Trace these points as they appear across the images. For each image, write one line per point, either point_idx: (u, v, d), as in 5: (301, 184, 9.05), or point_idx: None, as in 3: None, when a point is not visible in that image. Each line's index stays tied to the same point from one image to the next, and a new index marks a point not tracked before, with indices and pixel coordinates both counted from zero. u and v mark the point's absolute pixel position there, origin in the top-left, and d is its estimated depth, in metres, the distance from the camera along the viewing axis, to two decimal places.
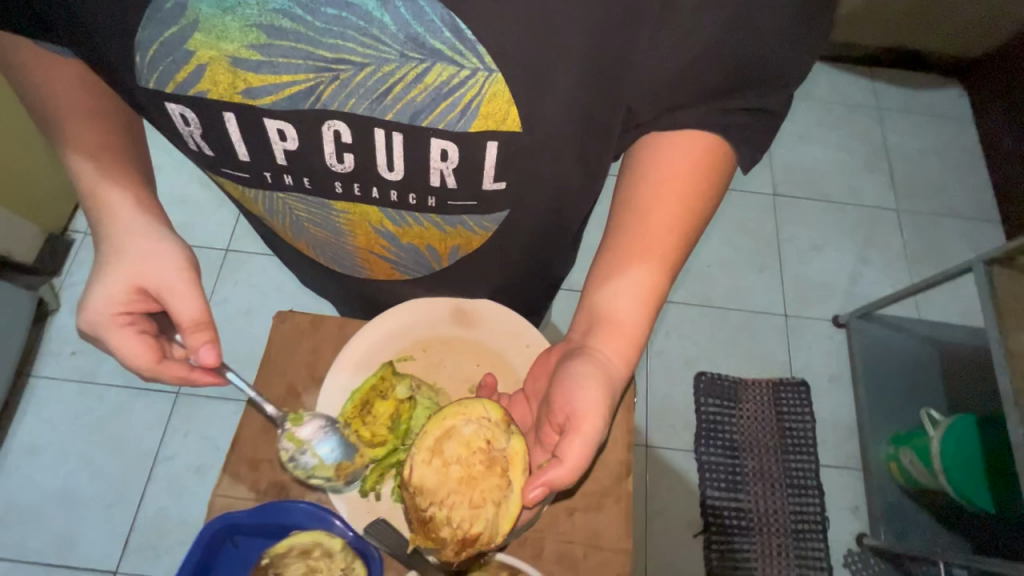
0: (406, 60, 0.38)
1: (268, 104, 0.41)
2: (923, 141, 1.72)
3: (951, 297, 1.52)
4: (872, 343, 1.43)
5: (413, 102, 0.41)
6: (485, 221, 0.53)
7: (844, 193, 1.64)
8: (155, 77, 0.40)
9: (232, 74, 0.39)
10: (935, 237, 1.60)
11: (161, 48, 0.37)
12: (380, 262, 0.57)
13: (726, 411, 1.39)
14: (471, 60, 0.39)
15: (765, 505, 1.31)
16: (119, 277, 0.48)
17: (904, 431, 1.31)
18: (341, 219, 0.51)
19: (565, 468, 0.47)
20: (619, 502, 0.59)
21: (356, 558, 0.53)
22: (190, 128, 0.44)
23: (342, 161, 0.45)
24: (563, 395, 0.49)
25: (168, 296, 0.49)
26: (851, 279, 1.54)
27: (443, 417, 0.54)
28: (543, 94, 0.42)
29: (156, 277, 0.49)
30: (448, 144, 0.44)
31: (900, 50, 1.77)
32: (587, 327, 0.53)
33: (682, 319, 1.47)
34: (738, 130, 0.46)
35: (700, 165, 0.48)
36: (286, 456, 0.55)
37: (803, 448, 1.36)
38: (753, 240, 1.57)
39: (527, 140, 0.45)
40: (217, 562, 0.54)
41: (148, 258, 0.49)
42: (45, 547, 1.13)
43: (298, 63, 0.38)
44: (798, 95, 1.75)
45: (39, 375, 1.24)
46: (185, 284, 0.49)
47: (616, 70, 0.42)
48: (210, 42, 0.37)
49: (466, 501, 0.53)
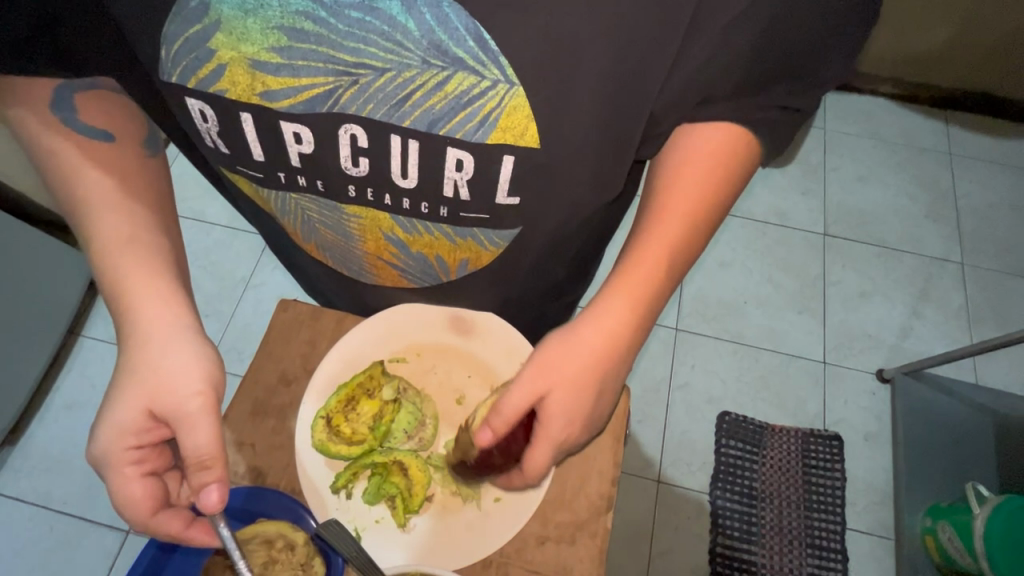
0: (427, 67, 0.38)
1: (285, 108, 0.42)
2: (995, 194, 1.59)
3: (1012, 365, 1.40)
4: (918, 404, 1.32)
5: (431, 110, 0.41)
6: (496, 236, 0.52)
7: (901, 240, 1.54)
8: (177, 72, 0.41)
9: (252, 75, 0.40)
10: (1001, 298, 1.47)
11: (185, 44, 0.39)
12: (388, 267, 0.57)
13: (747, 456, 1.31)
14: (493, 72, 0.38)
15: (778, 562, 1.23)
16: (137, 401, 0.43)
17: (944, 503, 1.21)
18: (352, 224, 0.52)
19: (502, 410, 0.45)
20: (594, 537, 0.57)
21: (317, 554, 0.53)
22: (208, 125, 0.45)
23: (357, 165, 0.46)
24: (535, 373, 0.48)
25: (180, 426, 0.43)
26: (900, 332, 1.44)
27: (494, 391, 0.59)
28: (561, 112, 0.41)
29: (167, 401, 0.43)
30: (463, 154, 0.44)
31: (981, 93, 1.65)
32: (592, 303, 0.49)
33: (710, 353, 1.41)
34: (769, 130, 0.44)
35: (717, 165, 0.46)
36: (324, 423, 0.57)
37: (828, 508, 1.27)
38: (796, 280, 1.49)
39: (542, 158, 0.44)
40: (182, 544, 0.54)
41: (147, 378, 0.43)
42: (68, 498, 1.20)
43: (318, 66, 0.39)
44: (861, 132, 1.66)
45: (86, 335, 1.32)
46: (196, 414, 0.43)
47: (638, 82, 0.41)
48: (231, 43, 0.38)
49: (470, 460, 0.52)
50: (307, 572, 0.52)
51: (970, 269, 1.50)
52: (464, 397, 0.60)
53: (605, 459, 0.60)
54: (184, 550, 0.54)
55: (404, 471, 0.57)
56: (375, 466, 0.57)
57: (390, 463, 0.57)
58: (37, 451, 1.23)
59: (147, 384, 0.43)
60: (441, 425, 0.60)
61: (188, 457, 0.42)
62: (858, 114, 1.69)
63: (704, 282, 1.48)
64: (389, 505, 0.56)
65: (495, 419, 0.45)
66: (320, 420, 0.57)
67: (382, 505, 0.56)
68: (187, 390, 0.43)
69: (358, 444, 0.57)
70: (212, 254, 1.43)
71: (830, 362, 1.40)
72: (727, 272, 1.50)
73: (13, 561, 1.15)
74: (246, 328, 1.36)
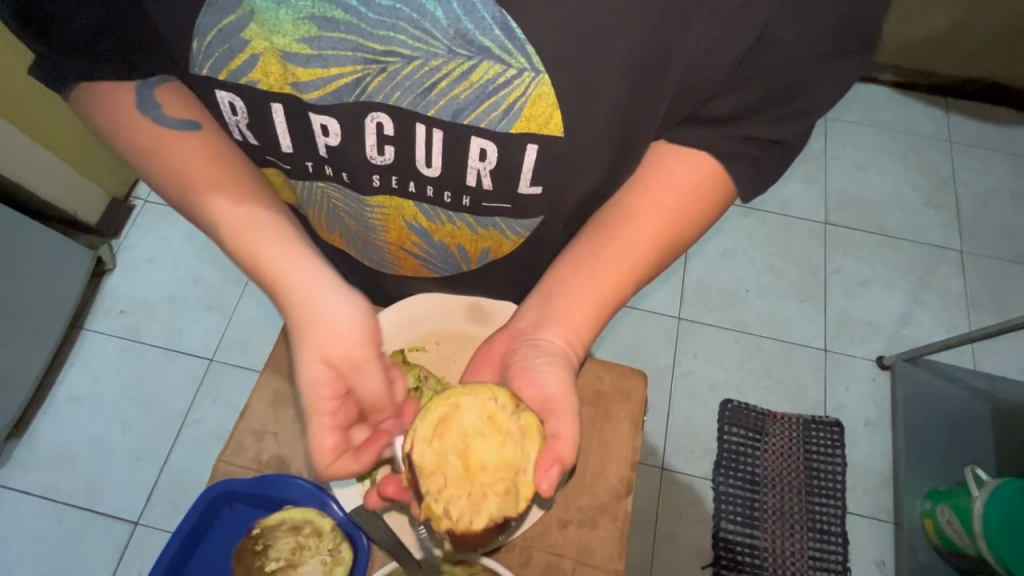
0: (453, 56, 0.38)
1: (314, 99, 0.42)
2: (995, 181, 1.60)
3: (1010, 350, 1.42)
4: (919, 389, 1.34)
5: (456, 99, 0.41)
6: (518, 225, 0.52)
7: (902, 227, 1.55)
8: (209, 64, 0.41)
9: (282, 67, 0.40)
10: (999, 284, 1.49)
11: (218, 35, 0.39)
12: (409, 258, 0.58)
13: (750, 443, 1.33)
14: (519, 60, 0.38)
15: (781, 545, 1.25)
16: (315, 356, 0.48)
17: (944, 486, 1.23)
18: (375, 215, 0.52)
19: (563, 442, 0.46)
20: (614, 521, 0.58)
21: (344, 540, 0.55)
22: (237, 117, 0.46)
23: (383, 153, 0.46)
24: (527, 386, 0.49)
25: (357, 374, 0.49)
26: (900, 320, 1.45)
27: (448, 397, 0.50)
28: (588, 100, 0.41)
29: (342, 353, 0.48)
30: (487, 144, 0.44)
31: (982, 81, 1.66)
32: (538, 319, 0.51)
33: (713, 341, 1.42)
34: (745, 166, 0.47)
35: (698, 186, 0.48)
36: None
37: (830, 492, 1.29)
38: (798, 269, 1.50)
39: (566, 146, 0.45)
40: (202, 544, 0.56)
41: (319, 336, 0.48)
42: (75, 491, 1.20)
43: (346, 55, 0.38)
44: (862, 121, 1.67)
45: (89, 329, 1.32)
46: (367, 362, 0.49)
47: (660, 70, 0.41)
48: (264, 34, 0.38)
49: (464, 493, 0.48)
50: (335, 557, 0.54)
51: (970, 256, 1.51)
52: None
53: (622, 446, 0.61)
54: (202, 554, 0.56)
55: None
56: None
57: None
58: (43, 444, 1.23)
59: (322, 339, 0.48)
60: None
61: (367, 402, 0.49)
62: (859, 102, 1.69)
63: (707, 271, 1.49)
64: None
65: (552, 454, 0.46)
66: None
67: None
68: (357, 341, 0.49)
69: None
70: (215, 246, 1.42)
71: (832, 349, 1.41)
72: (730, 261, 1.50)
73: (23, 554, 1.16)
74: (250, 320, 1.36)
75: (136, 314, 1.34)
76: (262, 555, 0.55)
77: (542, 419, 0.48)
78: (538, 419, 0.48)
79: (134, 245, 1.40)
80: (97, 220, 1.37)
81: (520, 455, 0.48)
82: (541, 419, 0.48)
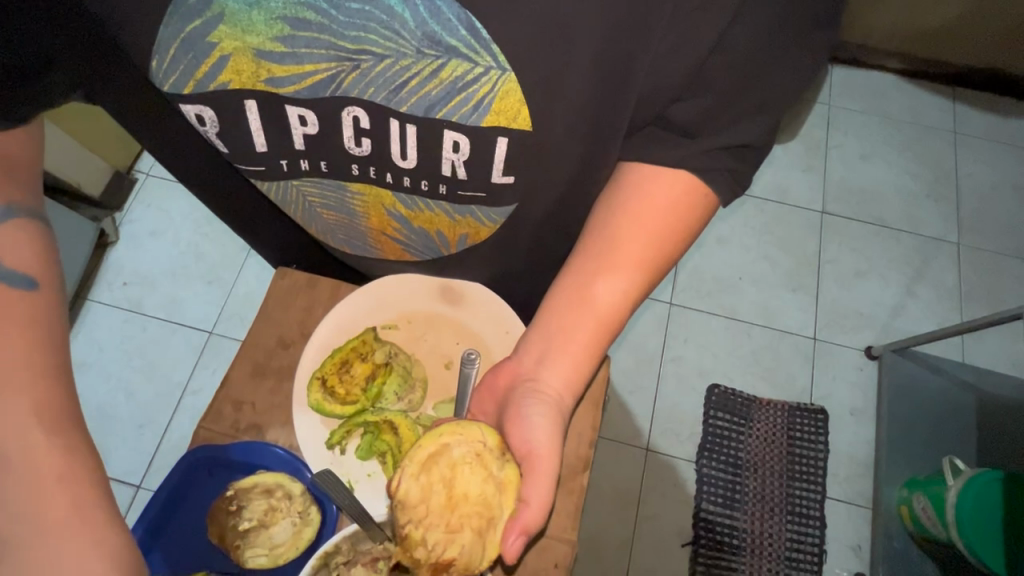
0: (422, 56, 0.40)
1: (291, 93, 0.43)
2: (997, 174, 1.59)
3: (1000, 344, 1.42)
4: (905, 380, 1.35)
5: (427, 96, 0.42)
6: (494, 213, 0.54)
7: (900, 219, 1.54)
8: (172, 79, 0.43)
9: (256, 65, 0.41)
10: (994, 277, 1.48)
11: (182, 45, 0.40)
12: (391, 242, 0.59)
13: (733, 428, 1.36)
14: (485, 59, 0.40)
15: (760, 527, 1.28)
16: None
17: (922, 475, 1.25)
18: (356, 200, 0.53)
19: (530, 513, 0.47)
20: (571, 496, 0.61)
21: (312, 504, 0.58)
22: (206, 128, 0.48)
23: (360, 144, 0.47)
24: (515, 434, 0.49)
25: None
26: (892, 311, 1.46)
27: (439, 434, 0.51)
28: (554, 96, 0.43)
29: None
30: (459, 137, 0.45)
31: (992, 71, 1.63)
32: (538, 354, 0.51)
33: (701, 328, 1.43)
34: (723, 177, 0.45)
35: (680, 206, 0.48)
36: (320, 392, 0.60)
37: (809, 477, 1.32)
38: (792, 258, 1.50)
39: (535, 139, 0.46)
40: (170, 526, 0.58)
41: None
42: None
43: (321, 53, 0.40)
44: (866, 109, 1.65)
45: (93, 300, 1.35)
46: None
47: (622, 73, 0.42)
48: (235, 35, 0.39)
49: (443, 523, 0.49)
50: (304, 518, 0.58)
51: (966, 249, 1.51)
52: (452, 363, 0.63)
53: (585, 424, 0.63)
54: (169, 534, 0.58)
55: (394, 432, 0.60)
56: (367, 424, 0.60)
57: (381, 422, 0.60)
58: None
59: None
60: (429, 390, 0.62)
61: None
62: (863, 90, 1.67)
63: (701, 259, 1.50)
64: (380, 460, 0.59)
65: (522, 525, 0.47)
66: (316, 378, 0.61)
67: (374, 461, 0.59)
68: None
69: (351, 404, 0.60)
70: (213, 222, 1.44)
71: (820, 339, 1.43)
72: (724, 249, 1.51)
73: None
74: (248, 295, 1.39)
75: (138, 287, 1.38)
76: (237, 515, 0.58)
77: (523, 473, 0.49)
78: (519, 471, 0.49)
79: (137, 219, 1.43)
80: (100, 192, 1.39)
81: (495, 500, 0.49)
82: (521, 473, 0.49)
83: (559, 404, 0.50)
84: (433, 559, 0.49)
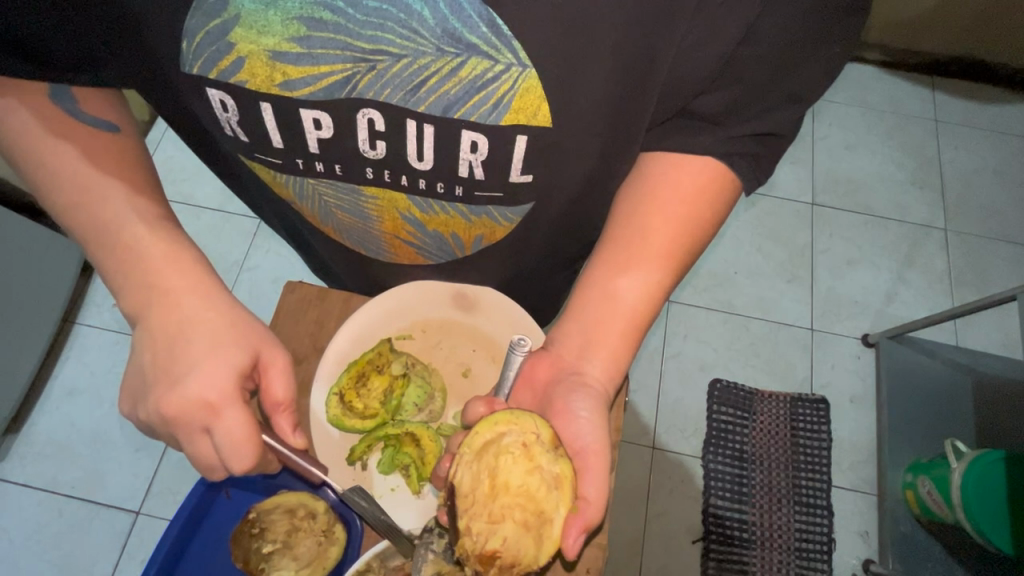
0: (442, 54, 0.39)
1: (306, 95, 0.42)
2: (980, 159, 1.62)
3: (991, 326, 1.45)
4: (904, 365, 1.36)
5: (446, 94, 0.42)
6: (509, 212, 0.53)
7: (889, 208, 1.56)
8: (199, 63, 0.41)
9: (270, 67, 0.41)
10: (982, 261, 1.51)
11: (206, 37, 0.39)
12: (404, 246, 0.59)
13: (737, 420, 1.36)
14: (507, 56, 0.39)
15: (768, 519, 1.29)
16: (250, 345, 0.48)
17: (924, 458, 1.26)
18: (370, 204, 0.53)
19: (588, 508, 0.48)
20: None
21: (337, 521, 0.60)
22: (228, 115, 0.46)
23: (375, 147, 0.46)
24: (565, 427, 0.50)
25: (269, 372, 0.49)
26: (885, 298, 1.48)
27: (495, 422, 0.51)
28: (576, 89, 0.42)
29: (255, 342, 0.49)
30: (477, 137, 0.45)
31: (968, 59, 1.67)
32: (580, 346, 0.51)
33: (701, 321, 1.44)
34: (744, 164, 0.48)
35: (705, 192, 0.49)
36: (340, 406, 0.60)
37: (814, 466, 1.33)
38: (786, 249, 1.52)
39: (555, 135, 0.45)
40: (184, 559, 0.61)
41: (245, 340, 0.48)
42: (74, 483, 1.21)
43: (336, 54, 0.39)
44: (850, 102, 1.67)
45: (82, 323, 1.32)
46: (281, 361, 0.50)
47: (647, 61, 0.42)
48: (251, 37, 0.39)
49: (485, 513, 0.51)
50: (328, 537, 0.60)
51: (954, 235, 1.54)
52: (470, 370, 0.63)
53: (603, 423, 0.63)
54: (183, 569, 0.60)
55: (416, 443, 0.61)
56: (387, 438, 0.61)
57: (402, 435, 0.61)
58: (39, 438, 1.24)
59: (238, 338, 0.48)
60: (449, 397, 0.63)
61: (274, 397, 0.49)
62: (846, 82, 1.69)
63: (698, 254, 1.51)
64: (403, 473, 0.59)
65: (581, 521, 0.47)
66: (334, 392, 0.60)
67: (396, 474, 0.59)
68: (274, 350, 0.50)
69: (370, 418, 0.61)
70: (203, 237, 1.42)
71: (818, 328, 1.44)
72: (719, 245, 1.52)
73: (25, 546, 1.17)
74: None
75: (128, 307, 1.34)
76: (259, 538, 0.61)
77: (577, 468, 0.49)
78: (572, 466, 0.49)
79: None
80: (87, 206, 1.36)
81: (547, 496, 0.50)
82: (576, 468, 0.49)
83: (604, 393, 0.50)
84: (478, 550, 0.50)
